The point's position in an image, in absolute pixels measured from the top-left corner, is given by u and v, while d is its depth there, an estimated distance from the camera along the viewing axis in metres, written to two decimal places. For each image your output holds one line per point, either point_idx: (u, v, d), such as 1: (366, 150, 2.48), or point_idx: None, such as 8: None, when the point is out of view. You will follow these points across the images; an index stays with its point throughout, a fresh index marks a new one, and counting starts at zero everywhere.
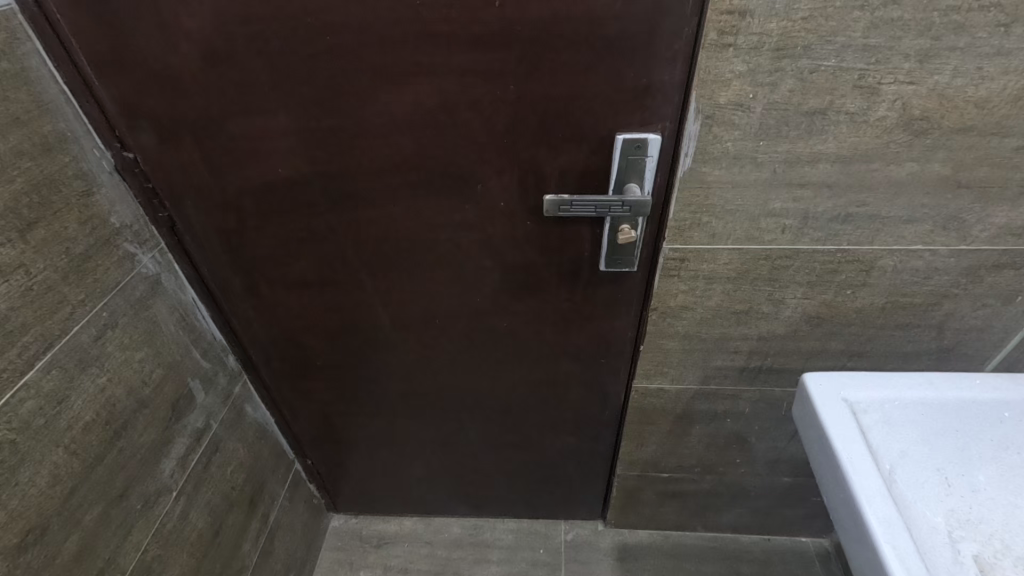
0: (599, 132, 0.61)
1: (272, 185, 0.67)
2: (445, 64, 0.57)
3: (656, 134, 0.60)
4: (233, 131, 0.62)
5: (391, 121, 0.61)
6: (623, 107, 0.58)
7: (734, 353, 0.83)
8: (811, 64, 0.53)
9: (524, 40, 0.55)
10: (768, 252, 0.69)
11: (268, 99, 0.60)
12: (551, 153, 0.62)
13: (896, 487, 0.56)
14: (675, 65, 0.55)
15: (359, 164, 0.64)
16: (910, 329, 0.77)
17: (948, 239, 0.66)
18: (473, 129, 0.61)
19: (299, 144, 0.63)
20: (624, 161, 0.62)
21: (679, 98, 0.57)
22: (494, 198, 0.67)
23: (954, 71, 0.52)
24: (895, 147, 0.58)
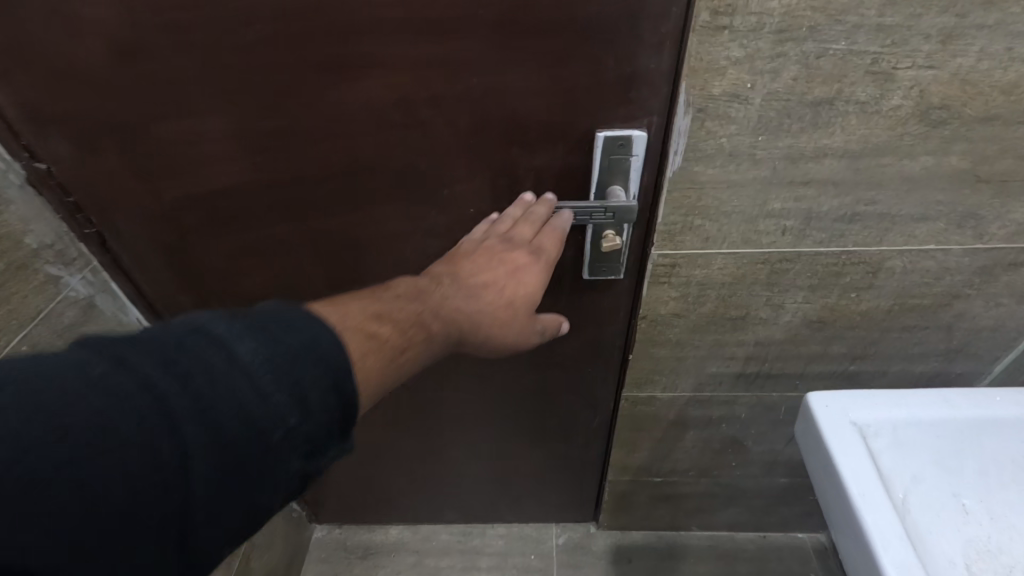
0: (578, 129, 0.54)
1: (211, 196, 0.59)
2: (399, 55, 0.49)
3: (642, 130, 0.53)
4: (159, 136, 0.54)
5: (342, 121, 0.53)
6: (604, 100, 0.52)
7: (729, 359, 0.78)
8: (818, 48, 0.46)
9: (488, 25, 0.47)
10: (766, 255, 0.63)
11: (194, 99, 0.52)
12: (525, 153, 0.56)
13: (909, 518, 0.51)
14: (662, 53, 0.48)
15: (308, 170, 0.57)
16: (917, 331, 0.72)
17: (963, 237, 0.60)
18: (436, 128, 0.54)
19: (238, 149, 0.55)
20: (606, 161, 0.55)
21: (667, 89, 0.51)
22: (464, 204, 0.60)
23: (980, 53, 0.46)
24: (910, 140, 0.52)
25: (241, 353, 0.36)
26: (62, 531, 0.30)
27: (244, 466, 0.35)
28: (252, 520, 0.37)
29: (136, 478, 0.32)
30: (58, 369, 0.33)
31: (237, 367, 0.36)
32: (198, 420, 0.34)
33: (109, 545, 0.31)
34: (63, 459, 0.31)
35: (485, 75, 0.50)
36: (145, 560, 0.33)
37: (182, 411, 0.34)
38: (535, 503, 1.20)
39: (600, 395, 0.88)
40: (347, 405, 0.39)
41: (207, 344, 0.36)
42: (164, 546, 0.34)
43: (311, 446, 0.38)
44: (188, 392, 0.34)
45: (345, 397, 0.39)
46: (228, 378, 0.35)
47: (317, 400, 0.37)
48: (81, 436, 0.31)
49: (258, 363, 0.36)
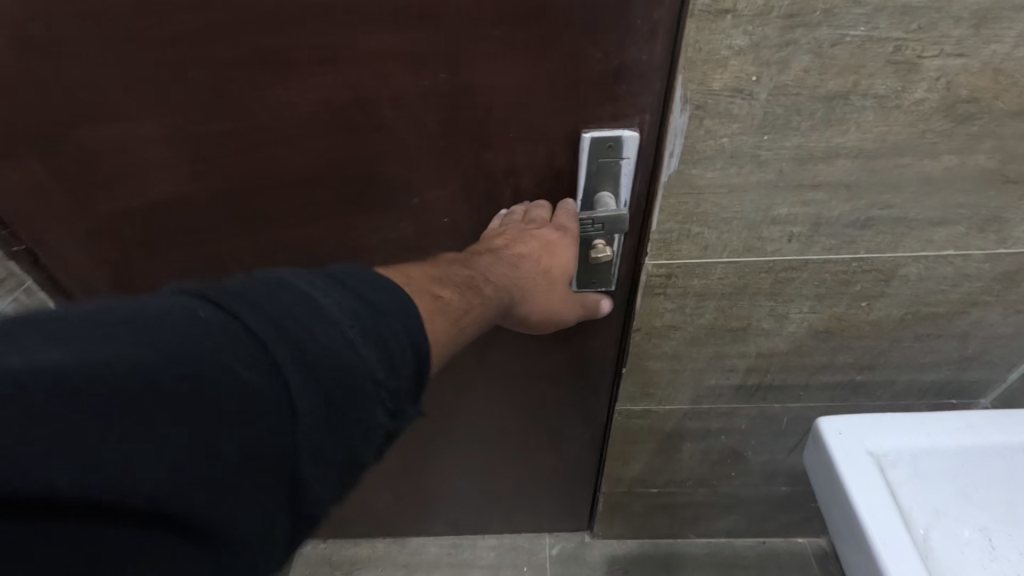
0: (561, 129, 0.48)
1: (153, 209, 0.53)
2: (355, 48, 0.43)
3: (632, 130, 0.47)
4: (87, 142, 0.48)
5: (295, 124, 0.47)
6: (589, 97, 0.46)
7: (729, 371, 0.73)
8: (833, 35, 0.40)
9: (454, 12, 0.41)
10: (770, 264, 0.57)
11: (123, 100, 0.46)
12: (502, 157, 0.50)
13: (934, 558, 0.46)
14: (654, 43, 0.42)
15: (260, 179, 0.51)
16: (930, 340, 0.67)
17: (985, 242, 0.55)
18: (401, 130, 0.48)
19: (177, 157, 0.49)
20: (593, 164, 0.50)
21: (661, 85, 0.45)
22: (436, 213, 0.54)
23: (1017, 38, 0.40)
24: (932, 138, 0.46)
25: (326, 304, 0.35)
26: (166, 476, 0.28)
27: (339, 404, 0.33)
28: (346, 474, 0.35)
29: (237, 420, 0.31)
30: (154, 314, 0.32)
31: (329, 318, 0.34)
32: (294, 363, 0.32)
33: (213, 493, 0.29)
34: (166, 399, 0.29)
35: (453, 70, 0.44)
36: (257, 505, 0.31)
37: (278, 354, 0.32)
38: (527, 515, 1.15)
39: (592, 408, 0.83)
40: (424, 364, 0.38)
41: (295, 295, 0.34)
42: (264, 497, 0.31)
43: (396, 402, 0.36)
44: (282, 337, 0.32)
45: (424, 359, 0.38)
46: (320, 326, 0.33)
47: (400, 354, 0.36)
48: (183, 374, 0.30)
49: (343, 317, 0.35)
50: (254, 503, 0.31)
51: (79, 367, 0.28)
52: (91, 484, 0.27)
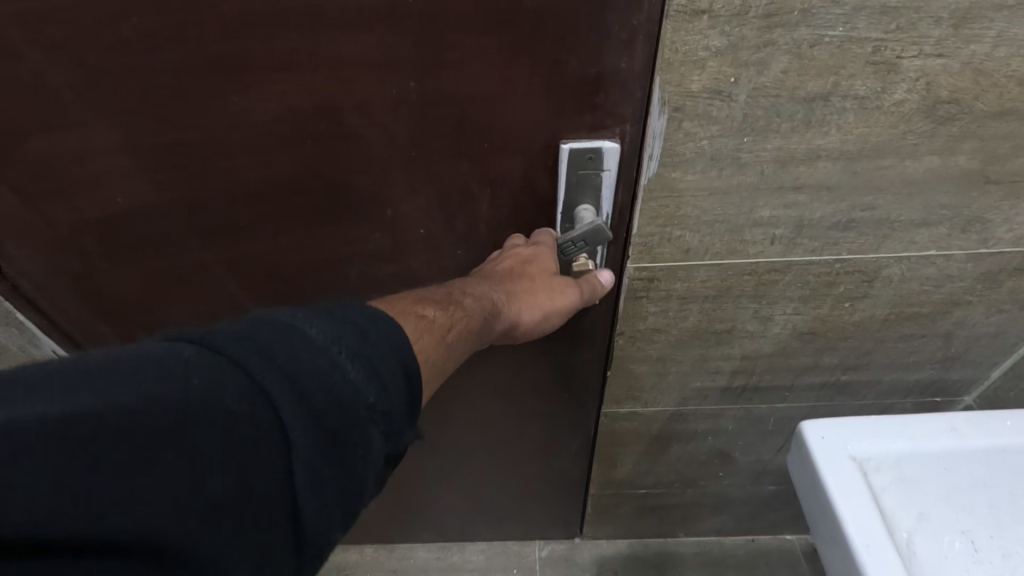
0: (541, 135, 0.47)
1: (116, 219, 0.52)
2: (321, 51, 0.42)
3: (612, 141, 0.47)
4: (43, 152, 0.47)
5: (261, 132, 0.46)
6: (565, 105, 0.45)
7: (714, 374, 0.72)
8: (812, 35, 0.39)
9: (422, 18, 0.41)
10: (753, 266, 0.57)
11: (79, 108, 0.45)
12: (478, 167, 0.49)
13: (918, 564, 0.45)
14: (632, 51, 0.42)
15: (225, 189, 0.50)
16: (914, 340, 0.67)
17: (967, 242, 0.54)
18: (371, 138, 0.47)
19: (138, 166, 0.48)
20: (573, 176, 0.49)
21: (639, 94, 0.44)
22: (411, 225, 0.53)
23: (996, 38, 0.39)
24: (913, 139, 0.45)
25: (312, 332, 0.35)
26: (168, 508, 0.28)
27: (331, 435, 0.34)
28: (348, 506, 0.35)
29: (229, 454, 0.30)
30: (136, 356, 0.31)
31: (317, 348, 0.34)
32: (288, 392, 0.33)
33: (212, 528, 0.30)
34: (171, 435, 0.29)
35: (424, 76, 0.44)
36: (254, 541, 0.31)
37: (269, 382, 0.32)
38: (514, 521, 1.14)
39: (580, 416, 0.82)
40: (413, 385, 0.38)
41: (283, 327, 0.35)
42: (264, 527, 0.32)
43: (390, 424, 0.37)
44: (270, 367, 0.33)
45: (413, 380, 0.38)
46: (310, 354, 0.34)
47: (391, 377, 0.37)
48: (181, 411, 0.30)
49: (332, 341, 0.35)
50: (256, 533, 0.31)
51: (63, 413, 0.28)
52: (100, 522, 0.27)
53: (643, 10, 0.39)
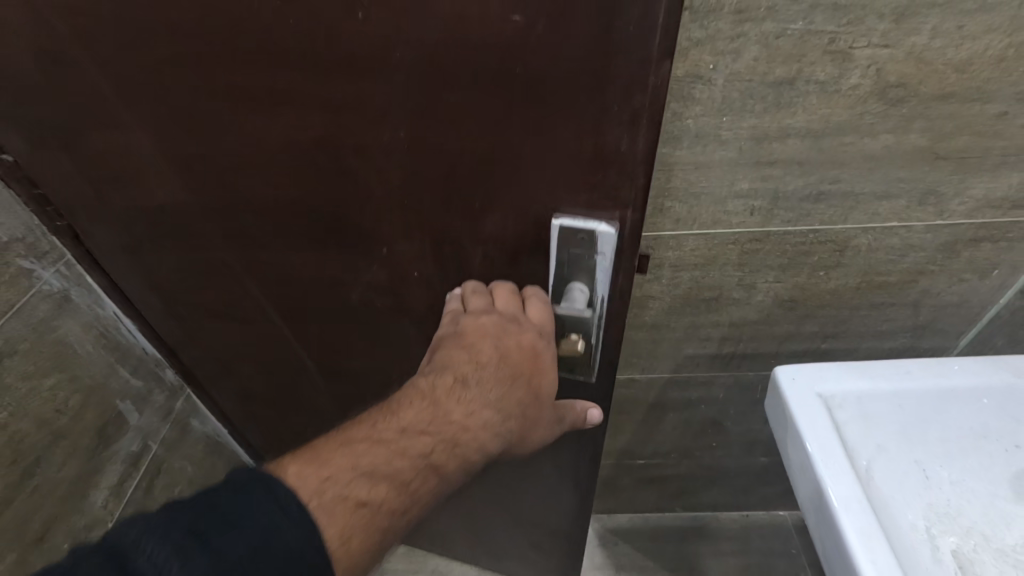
0: (538, 206, 0.52)
1: (154, 211, 0.59)
2: (343, 102, 0.47)
3: (606, 223, 0.51)
4: (99, 144, 0.54)
5: (284, 159, 0.52)
6: (563, 179, 0.49)
7: (705, 341, 0.79)
8: (777, 28, 0.47)
9: (437, 81, 0.44)
10: (736, 236, 0.64)
11: (127, 112, 0.51)
12: (474, 221, 0.54)
13: (873, 486, 0.53)
14: (633, 134, 0.45)
15: (248, 201, 0.57)
16: (885, 309, 0.74)
17: (925, 214, 0.62)
18: (378, 178, 0.52)
19: (175, 170, 0.55)
20: (565, 249, 0.55)
21: (639, 176, 0.47)
22: (407, 258, 0.60)
23: (932, 31, 0.47)
24: (869, 119, 0.53)
25: None
26: None
27: None
28: None
29: None
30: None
31: None
32: None
33: None
34: None
35: (430, 132, 0.48)
36: None
37: None
38: (516, 559, 1.15)
39: (586, 466, 0.83)
40: None
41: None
42: None
43: None
44: None
45: None
46: None
47: None
48: None
49: None
50: None
51: None
52: None
53: (645, 93, 0.42)
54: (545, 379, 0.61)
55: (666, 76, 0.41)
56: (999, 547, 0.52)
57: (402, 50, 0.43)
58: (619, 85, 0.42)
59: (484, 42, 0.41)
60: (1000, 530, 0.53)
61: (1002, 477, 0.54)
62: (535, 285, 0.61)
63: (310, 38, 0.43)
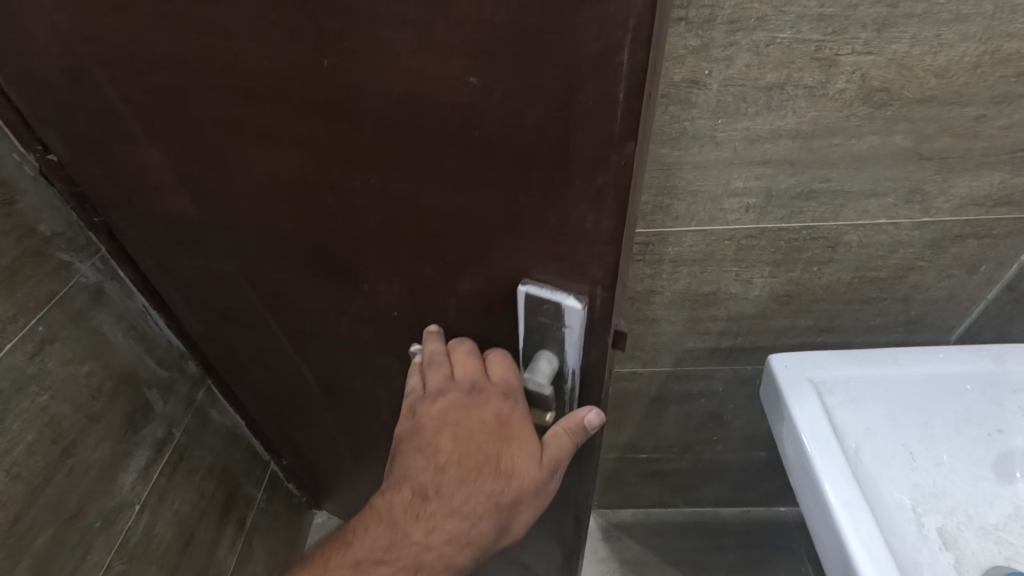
0: (509, 271, 0.50)
1: (165, 220, 0.61)
2: (324, 147, 0.46)
3: (573, 298, 0.49)
4: (115, 155, 0.55)
5: (275, 192, 0.52)
6: (534, 249, 0.47)
7: (705, 334, 0.82)
8: (767, 37, 0.51)
9: (411, 140, 0.42)
10: (732, 233, 0.68)
11: (136, 129, 0.51)
12: (452, 276, 0.53)
13: (861, 465, 0.56)
14: (600, 214, 0.42)
15: (245, 224, 0.57)
16: (877, 304, 0.77)
17: (912, 212, 0.65)
18: (359, 223, 0.51)
19: (179, 188, 0.56)
20: (533, 317, 0.53)
21: (607, 256, 0.45)
22: (391, 299, 0.59)
23: (912, 39, 0.51)
24: (856, 121, 0.56)
25: None
26: None
27: None
28: None
29: None
30: None
31: None
32: None
33: None
34: None
35: (398, 185, 0.46)
36: None
37: None
38: None
39: (571, 520, 0.78)
40: None
41: None
42: None
43: None
44: None
45: None
46: None
47: None
48: None
49: None
50: None
51: None
52: None
53: (610, 169, 0.40)
54: (523, 440, 0.56)
55: (631, 156, 0.39)
56: (982, 526, 0.55)
57: (366, 105, 0.41)
58: (584, 163, 0.40)
59: (445, 107, 0.39)
60: (983, 510, 0.56)
61: (985, 459, 0.57)
62: (494, 349, 0.59)
63: (282, 83, 0.42)
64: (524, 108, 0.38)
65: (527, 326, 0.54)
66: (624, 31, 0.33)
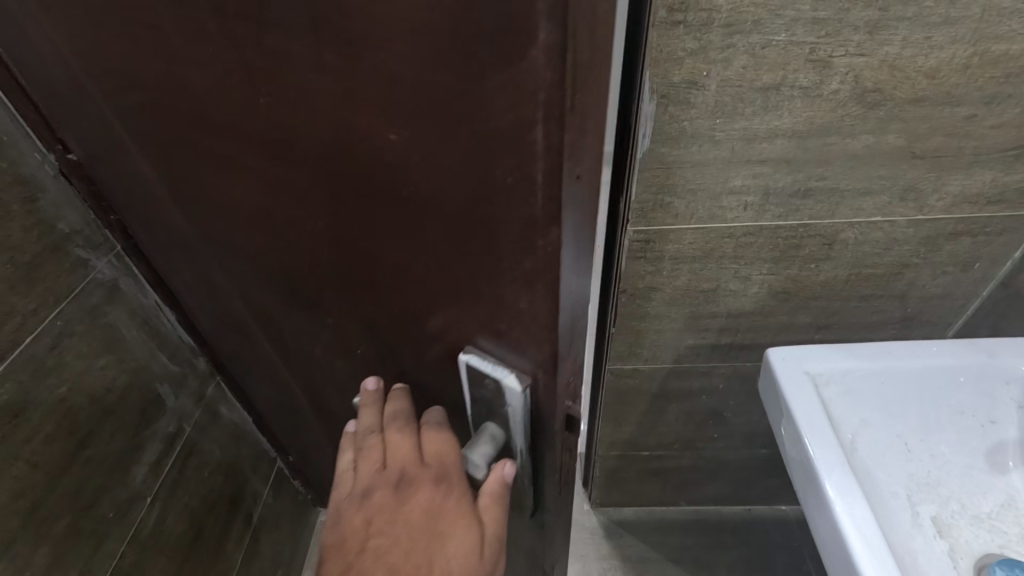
0: (449, 337, 0.44)
1: (160, 225, 0.60)
2: (264, 186, 0.41)
3: (514, 377, 0.43)
4: (112, 161, 0.55)
5: (235, 218, 0.48)
6: (473, 320, 0.41)
7: (705, 331, 0.84)
8: (762, 39, 0.52)
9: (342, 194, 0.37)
10: (731, 230, 0.69)
11: (115, 138, 0.50)
12: (401, 331, 0.48)
13: (857, 455, 0.57)
14: (534, 299, 0.36)
15: (217, 242, 0.54)
16: (874, 300, 0.78)
17: (907, 210, 0.67)
18: (309, 262, 0.47)
19: (160, 197, 0.54)
20: (476, 389, 0.46)
21: (546, 341, 0.39)
22: (351, 338, 0.55)
23: (903, 42, 0.52)
24: (850, 121, 0.58)
25: None
26: None
27: None
28: None
29: None
30: None
31: None
32: None
33: None
34: None
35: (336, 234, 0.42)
36: None
37: None
38: None
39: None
40: None
41: None
42: None
43: None
44: None
45: None
46: None
47: None
48: None
49: None
50: None
51: None
52: None
53: (537, 256, 0.33)
54: (457, 528, 0.49)
55: (557, 244, 0.32)
56: (975, 514, 0.56)
57: (293, 150, 0.36)
58: (509, 245, 0.33)
59: (368, 168, 0.34)
60: (976, 498, 0.57)
61: (978, 449, 0.58)
62: (434, 411, 0.52)
63: (218, 116, 0.38)
64: (439, 179, 0.32)
65: (473, 397, 0.47)
66: (535, 107, 0.26)
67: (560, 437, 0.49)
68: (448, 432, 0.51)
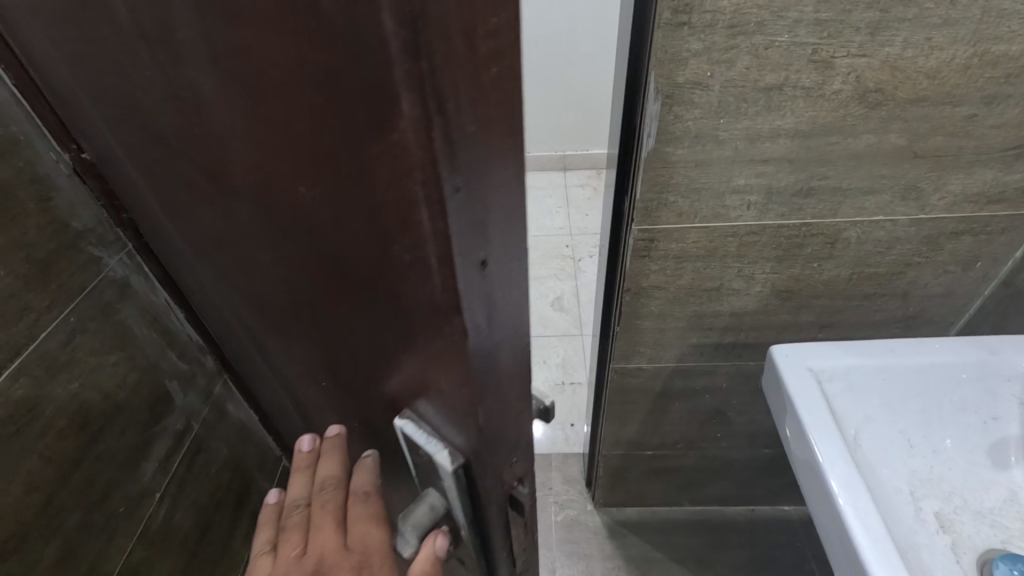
0: (386, 399, 0.40)
1: (159, 230, 0.60)
2: (215, 210, 0.39)
3: (449, 454, 0.36)
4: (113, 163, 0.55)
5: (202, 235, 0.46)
6: (403, 386, 0.37)
7: (708, 330, 0.85)
8: (765, 40, 0.53)
9: (275, 234, 0.34)
10: (735, 229, 0.70)
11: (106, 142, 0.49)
12: (349, 378, 0.44)
13: (860, 450, 0.58)
14: (451, 383, 0.31)
15: (196, 254, 0.53)
16: (876, 299, 0.79)
17: (908, 209, 0.67)
18: (264, 293, 0.44)
19: (149, 204, 0.53)
20: (414, 453, 0.40)
21: (469, 427, 0.34)
22: (310, 373, 0.51)
23: (904, 42, 0.53)
24: (852, 121, 0.59)
25: None
26: None
27: None
28: None
29: None
30: None
31: None
32: None
33: None
34: None
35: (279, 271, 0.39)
36: None
37: None
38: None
39: None
40: None
41: None
42: None
43: None
44: None
45: None
46: None
47: None
48: None
49: None
50: None
51: None
52: None
53: (446, 342, 0.29)
54: None
55: (464, 333, 0.27)
56: (977, 510, 0.57)
57: (228, 182, 0.33)
58: (420, 322, 0.29)
59: (289, 216, 0.30)
60: (978, 494, 0.57)
61: (980, 445, 0.59)
62: (366, 477, 0.44)
63: (166, 135, 0.35)
64: (350, 239, 0.28)
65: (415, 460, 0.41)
66: (416, 185, 0.22)
67: (508, 520, 0.43)
68: (378, 500, 0.43)
